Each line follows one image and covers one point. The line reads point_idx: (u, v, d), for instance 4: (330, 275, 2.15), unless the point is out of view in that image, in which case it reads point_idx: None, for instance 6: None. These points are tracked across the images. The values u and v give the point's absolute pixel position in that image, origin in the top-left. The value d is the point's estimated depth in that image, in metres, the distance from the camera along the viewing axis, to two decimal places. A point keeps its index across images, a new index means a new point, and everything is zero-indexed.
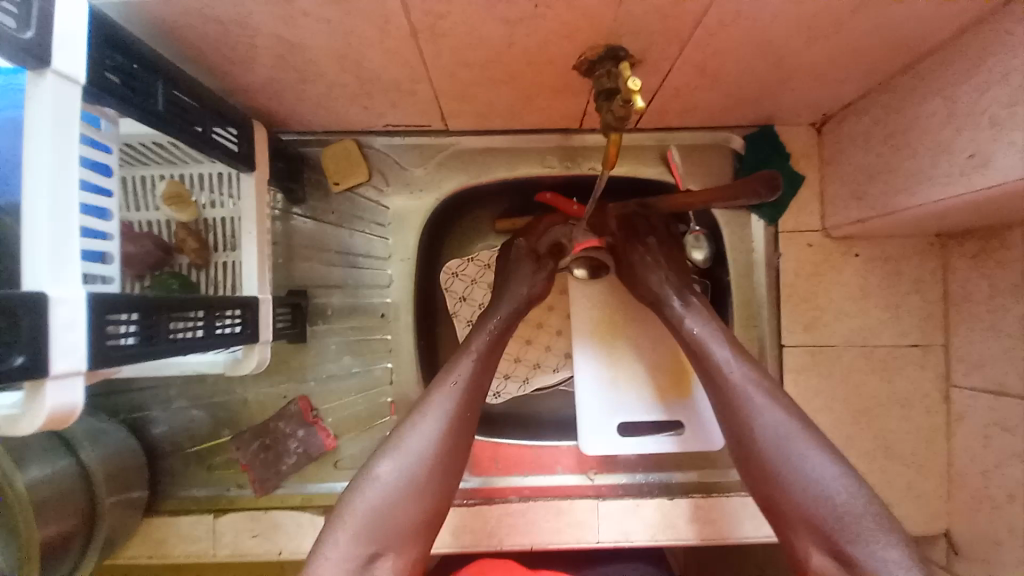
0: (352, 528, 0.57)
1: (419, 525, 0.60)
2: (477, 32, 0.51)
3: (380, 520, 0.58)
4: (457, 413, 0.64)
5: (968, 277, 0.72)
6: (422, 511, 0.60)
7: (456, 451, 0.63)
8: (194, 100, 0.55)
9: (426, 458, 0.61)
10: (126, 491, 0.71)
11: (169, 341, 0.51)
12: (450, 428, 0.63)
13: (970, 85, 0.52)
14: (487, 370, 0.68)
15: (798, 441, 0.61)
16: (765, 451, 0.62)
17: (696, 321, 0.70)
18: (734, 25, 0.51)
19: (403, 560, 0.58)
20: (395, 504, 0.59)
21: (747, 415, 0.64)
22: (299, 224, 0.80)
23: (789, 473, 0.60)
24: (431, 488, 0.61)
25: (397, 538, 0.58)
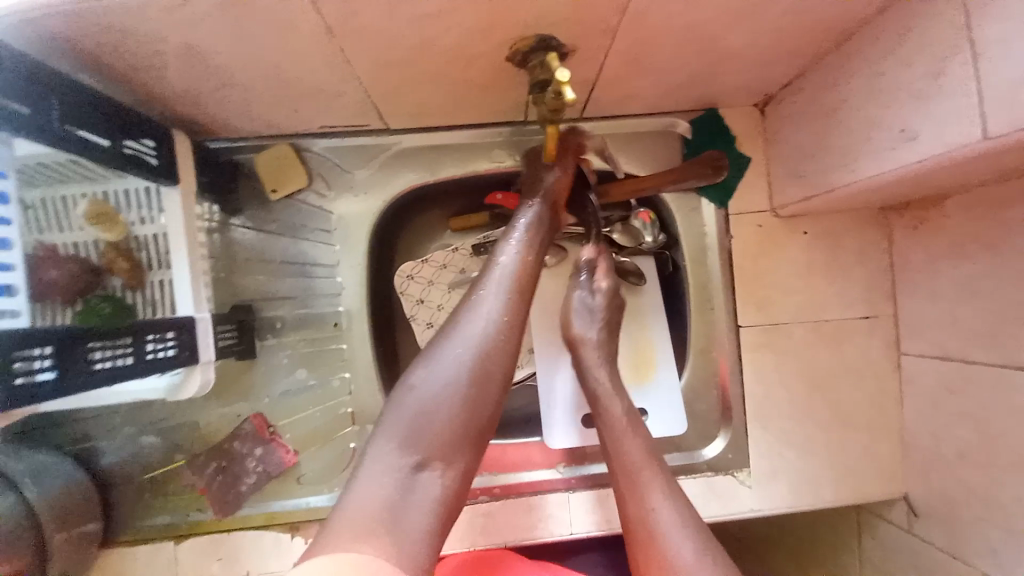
0: (392, 442, 0.52)
1: (466, 432, 0.55)
2: (398, 28, 0.49)
3: (426, 429, 0.53)
4: (506, 317, 0.58)
5: (911, 248, 0.73)
6: (470, 421, 0.55)
7: (506, 352, 0.57)
8: (101, 114, 0.52)
9: (472, 360, 0.56)
10: (80, 526, 0.68)
11: (92, 374, 0.48)
12: (500, 330, 0.57)
13: (896, 60, 0.52)
14: (529, 276, 0.62)
15: (692, 539, 0.57)
16: (654, 545, 0.57)
17: (610, 396, 0.68)
18: (660, 11, 0.50)
19: (450, 473, 0.53)
20: (441, 409, 0.54)
21: (645, 502, 0.60)
22: (240, 235, 0.76)
23: (671, 573, 0.55)
24: (479, 398, 0.55)
25: (444, 448, 0.53)
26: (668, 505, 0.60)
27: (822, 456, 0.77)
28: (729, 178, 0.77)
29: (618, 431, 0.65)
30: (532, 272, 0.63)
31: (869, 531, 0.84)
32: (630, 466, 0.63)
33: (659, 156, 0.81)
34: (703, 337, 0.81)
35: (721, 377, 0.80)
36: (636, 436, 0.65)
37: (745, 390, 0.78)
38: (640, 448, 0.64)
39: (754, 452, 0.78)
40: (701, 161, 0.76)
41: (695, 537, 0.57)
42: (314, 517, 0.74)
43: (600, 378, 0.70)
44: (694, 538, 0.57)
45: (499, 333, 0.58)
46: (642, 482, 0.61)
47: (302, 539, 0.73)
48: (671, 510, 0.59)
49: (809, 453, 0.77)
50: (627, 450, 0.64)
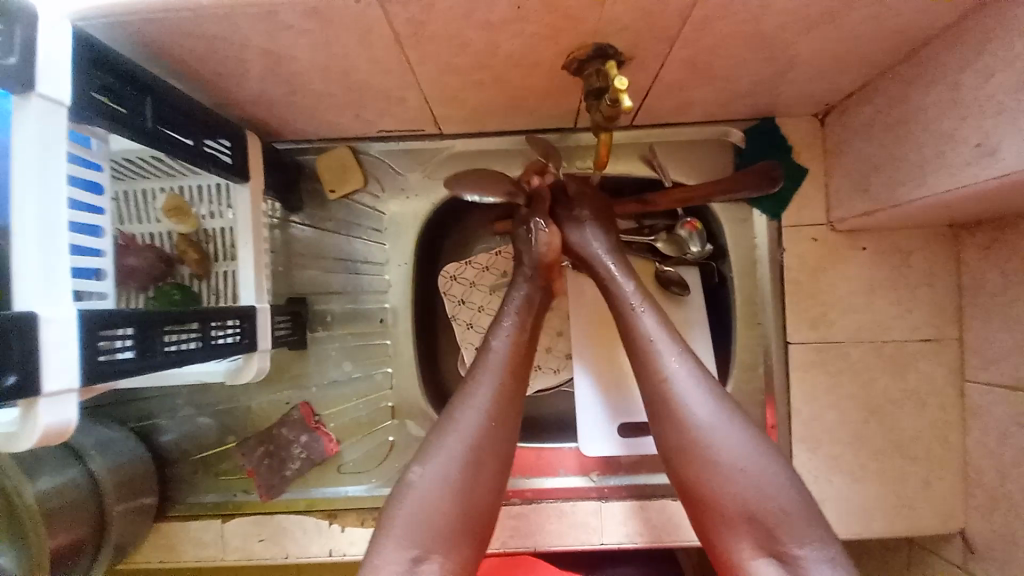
0: (396, 528, 0.55)
1: (459, 524, 0.56)
2: (462, 37, 0.51)
3: (423, 521, 0.56)
4: (497, 409, 0.61)
5: (983, 269, 0.69)
6: (467, 513, 0.57)
7: (495, 448, 0.60)
8: (186, 115, 0.56)
9: (461, 458, 0.59)
10: (138, 497, 0.72)
11: (165, 355, 0.51)
12: (493, 425, 0.61)
13: (974, 72, 0.50)
14: (520, 362, 0.64)
15: (741, 437, 0.57)
16: (700, 450, 0.57)
17: (644, 312, 0.64)
18: (723, 21, 0.49)
19: (451, 564, 0.55)
20: (437, 503, 0.56)
21: (680, 397, 0.60)
22: (298, 232, 0.81)
23: (713, 457, 0.57)
24: (469, 496, 0.57)
25: (442, 538, 0.55)
26: (705, 401, 0.59)
27: (873, 483, 0.74)
28: (783, 190, 0.75)
29: (650, 342, 0.63)
30: (524, 354, 0.65)
31: (919, 567, 0.79)
32: (660, 363, 0.61)
33: (712, 166, 0.80)
34: (751, 352, 0.79)
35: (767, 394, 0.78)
36: (665, 331, 0.63)
37: (792, 409, 0.75)
38: (674, 349, 0.62)
39: (799, 474, 0.75)
40: (755, 171, 0.74)
41: (746, 436, 0.58)
42: (353, 506, 0.77)
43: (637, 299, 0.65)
44: (747, 436, 0.58)
45: (491, 424, 0.61)
46: (676, 385, 0.60)
47: (338, 527, 0.76)
48: (713, 414, 0.59)
49: (859, 479, 0.74)
50: (663, 360, 0.62)
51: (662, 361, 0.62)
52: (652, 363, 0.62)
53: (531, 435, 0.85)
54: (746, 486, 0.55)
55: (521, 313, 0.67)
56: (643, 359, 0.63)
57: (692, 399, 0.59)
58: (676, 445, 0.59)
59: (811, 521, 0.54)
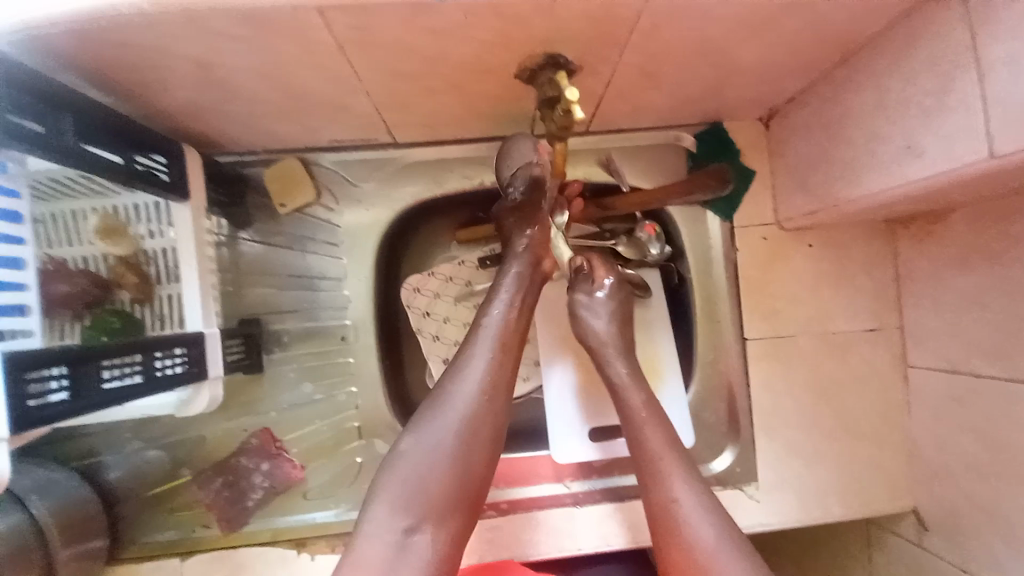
0: (389, 497, 0.54)
1: (455, 495, 0.56)
2: (410, 43, 0.49)
3: (418, 494, 0.54)
4: (492, 381, 0.60)
5: (917, 260, 0.73)
6: (463, 484, 0.56)
7: (493, 412, 0.60)
8: (115, 133, 0.52)
9: (456, 425, 0.58)
10: (88, 540, 0.67)
11: (103, 391, 0.47)
12: (489, 388, 0.60)
13: (900, 76, 0.53)
14: (515, 337, 0.64)
15: (711, 520, 0.59)
16: (675, 527, 0.59)
17: (630, 386, 0.68)
18: (667, 26, 0.50)
19: (441, 535, 0.54)
20: (430, 473, 0.55)
21: (667, 488, 0.61)
22: (247, 249, 0.77)
23: (696, 548, 0.57)
24: (462, 463, 0.57)
25: (437, 509, 0.55)
26: (691, 493, 0.61)
27: (830, 469, 0.77)
28: (734, 192, 0.78)
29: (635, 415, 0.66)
30: (519, 328, 0.65)
31: (877, 544, 0.83)
32: (651, 452, 0.64)
33: (666, 168, 0.81)
34: (711, 349, 0.81)
35: (729, 390, 0.80)
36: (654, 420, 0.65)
37: (753, 402, 0.78)
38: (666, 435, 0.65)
39: (763, 465, 0.77)
40: (705, 172, 0.77)
41: (727, 532, 0.58)
42: (321, 533, 0.73)
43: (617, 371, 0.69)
44: (716, 519, 0.59)
45: (485, 395, 0.60)
46: (660, 466, 0.63)
47: (308, 555, 0.73)
48: (687, 487, 0.61)
49: (818, 465, 0.77)
50: (648, 438, 0.64)
51: (645, 439, 0.65)
52: (648, 467, 0.63)
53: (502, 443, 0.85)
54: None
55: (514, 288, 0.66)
56: (647, 487, 0.63)
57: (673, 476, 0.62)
58: (657, 519, 0.60)
59: None
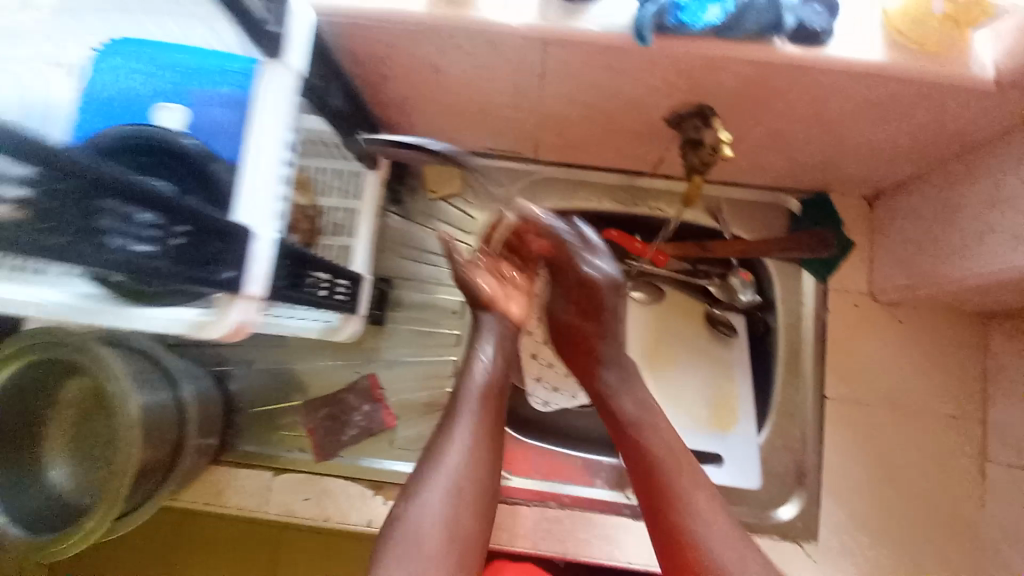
0: (400, 562, 0.56)
1: (458, 552, 0.58)
2: (599, 77, 0.62)
3: (422, 556, 0.56)
4: (476, 443, 0.63)
5: (1008, 356, 0.76)
6: (460, 546, 0.58)
7: (477, 474, 0.61)
8: (352, 102, 0.68)
9: (452, 488, 0.60)
10: (205, 435, 0.78)
11: (304, 293, 0.58)
12: (476, 443, 0.63)
13: (1013, 174, 0.60)
14: (496, 392, 0.67)
15: (722, 523, 0.59)
16: (694, 552, 0.58)
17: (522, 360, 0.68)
18: (810, 97, 0.61)
19: None
20: (449, 518, 0.58)
21: (676, 494, 0.61)
22: (392, 222, 0.90)
23: (701, 550, 0.58)
24: (457, 523, 0.59)
25: (439, 567, 0.56)
26: (704, 506, 0.60)
27: (892, 544, 0.77)
28: (834, 256, 0.84)
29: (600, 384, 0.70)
30: (496, 389, 0.67)
31: None
32: (632, 450, 0.65)
33: (769, 226, 0.89)
34: (789, 401, 0.83)
35: (799, 443, 0.83)
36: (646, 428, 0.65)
37: (822, 459, 0.80)
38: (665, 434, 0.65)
39: (824, 523, 0.79)
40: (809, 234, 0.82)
41: (726, 528, 0.59)
42: (397, 481, 0.81)
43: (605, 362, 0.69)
44: (731, 532, 0.59)
45: (472, 456, 0.62)
46: (680, 495, 0.61)
47: (382, 499, 0.81)
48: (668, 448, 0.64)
49: (880, 538, 0.78)
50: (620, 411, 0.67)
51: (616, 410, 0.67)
52: (630, 461, 0.65)
53: (570, 445, 0.90)
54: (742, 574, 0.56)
55: (495, 339, 0.71)
56: (648, 485, 0.63)
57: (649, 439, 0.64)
58: (667, 545, 0.59)
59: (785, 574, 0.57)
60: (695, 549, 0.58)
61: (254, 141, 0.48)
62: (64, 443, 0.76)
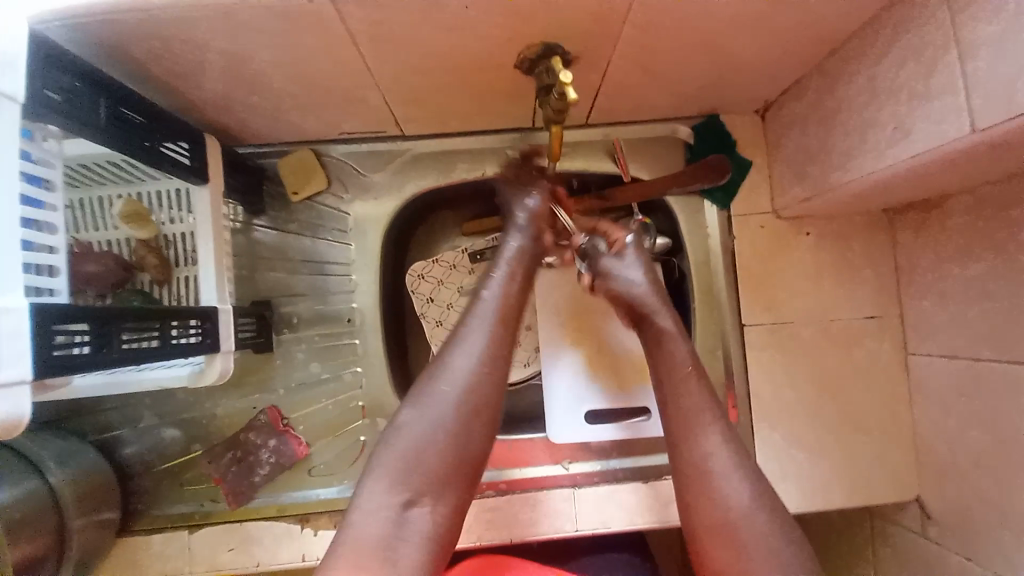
0: (381, 479, 0.54)
1: (455, 467, 0.56)
2: (418, 35, 0.52)
3: (413, 469, 0.55)
4: (488, 354, 0.60)
5: (915, 248, 0.74)
6: (461, 454, 0.57)
7: (491, 382, 0.59)
8: (146, 117, 0.56)
9: (454, 399, 0.58)
10: (97, 512, 0.70)
11: (121, 351, 0.50)
12: (487, 355, 0.60)
13: (888, 63, 0.55)
14: (514, 309, 0.63)
15: (750, 489, 0.58)
16: (701, 470, 0.59)
17: (676, 339, 0.66)
18: (659, 17, 0.53)
19: (442, 507, 0.55)
20: (428, 449, 0.56)
21: (698, 442, 0.61)
22: (261, 236, 0.81)
23: (730, 520, 0.57)
24: (457, 440, 0.57)
25: (433, 483, 0.55)
26: (722, 443, 0.60)
27: (829, 457, 0.77)
28: (731, 182, 0.79)
29: (681, 368, 0.64)
30: (517, 309, 0.63)
31: (883, 538, 0.82)
32: (694, 427, 0.61)
33: (666, 160, 0.84)
34: (710, 337, 0.82)
35: (728, 377, 0.81)
36: (718, 438, 0.61)
37: (753, 390, 0.78)
38: (702, 397, 0.63)
39: (762, 452, 0.78)
40: (707, 165, 0.78)
41: (755, 492, 0.58)
42: (324, 508, 0.76)
43: (696, 390, 0.63)
44: (755, 493, 0.58)
45: (483, 369, 0.59)
46: (699, 435, 0.61)
47: (312, 530, 0.75)
48: (726, 456, 0.60)
49: (819, 453, 0.77)
50: (704, 434, 0.61)
51: (689, 402, 0.63)
52: (683, 428, 0.62)
53: (503, 428, 0.86)
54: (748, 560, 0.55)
55: (513, 263, 0.65)
56: (670, 436, 0.63)
57: (710, 434, 0.61)
58: (678, 456, 0.61)
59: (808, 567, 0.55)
60: (699, 488, 0.59)
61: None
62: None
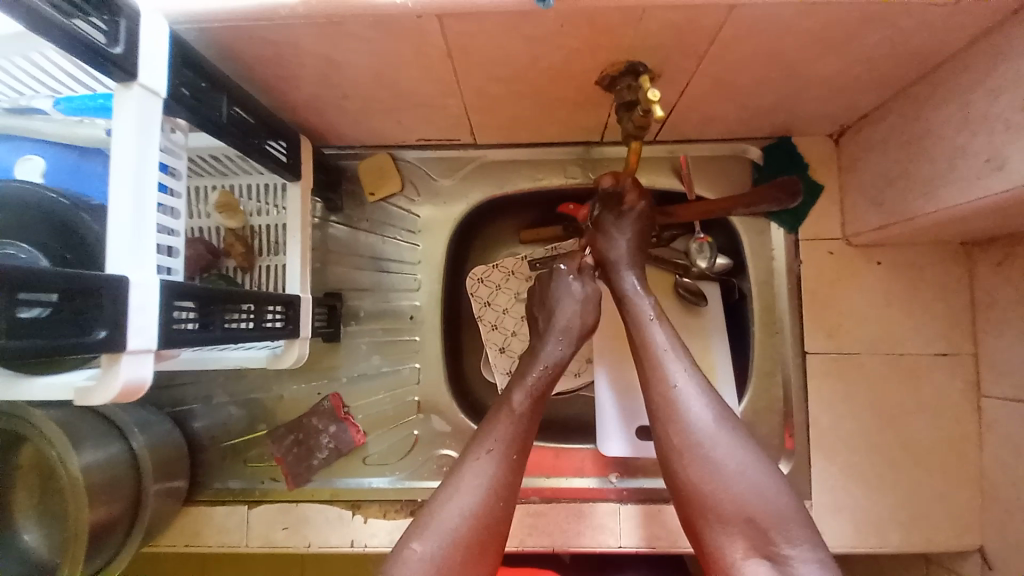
0: (448, 499, 0.60)
1: (506, 496, 0.61)
2: (510, 49, 0.55)
3: (475, 491, 0.60)
4: (535, 398, 0.68)
5: (995, 284, 0.71)
6: (511, 486, 0.62)
7: (533, 423, 0.67)
8: (254, 116, 0.61)
9: (511, 433, 0.64)
10: (169, 480, 0.75)
11: (223, 330, 0.54)
12: (535, 398, 0.68)
13: (983, 91, 0.54)
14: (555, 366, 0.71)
15: (726, 428, 0.59)
16: (675, 412, 0.60)
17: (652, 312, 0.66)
18: (747, 39, 0.54)
19: (491, 540, 0.59)
20: (490, 478, 0.61)
21: (670, 386, 0.61)
22: (336, 231, 0.86)
23: (712, 457, 0.57)
24: (514, 475, 0.63)
25: (489, 512, 0.60)
26: (691, 383, 0.61)
27: (888, 495, 0.75)
28: (801, 205, 0.79)
29: (659, 351, 0.63)
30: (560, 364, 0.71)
31: None
32: (664, 375, 0.62)
33: (732, 180, 0.84)
34: (768, 362, 0.81)
35: (785, 403, 0.79)
36: (688, 378, 0.62)
37: (810, 418, 0.77)
38: (670, 342, 0.64)
39: (816, 483, 0.76)
40: (774, 186, 0.78)
41: (730, 431, 0.59)
42: (375, 498, 0.78)
43: (665, 343, 0.64)
44: (732, 433, 0.59)
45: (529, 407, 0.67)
46: (671, 379, 0.62)
47: (361, 518, 0.78)
48: (712, 420, 0.59)
49: (877, 490, 0.75)
50: (674, 379, 0.61)
51: (668, 377, 0.62)
52: (655, 380, 0.62)
53: (550, 435, 0.87)
54: (732, 497, 0.55)
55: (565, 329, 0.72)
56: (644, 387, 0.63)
57: (693, 404, 0.60)
58: (654, 405, 0.61)
59: (806, 530, 0.55)
60: (679, 434, 0.59)
61: (115, 187, 0.44)
62: (39, 498, 0.65)
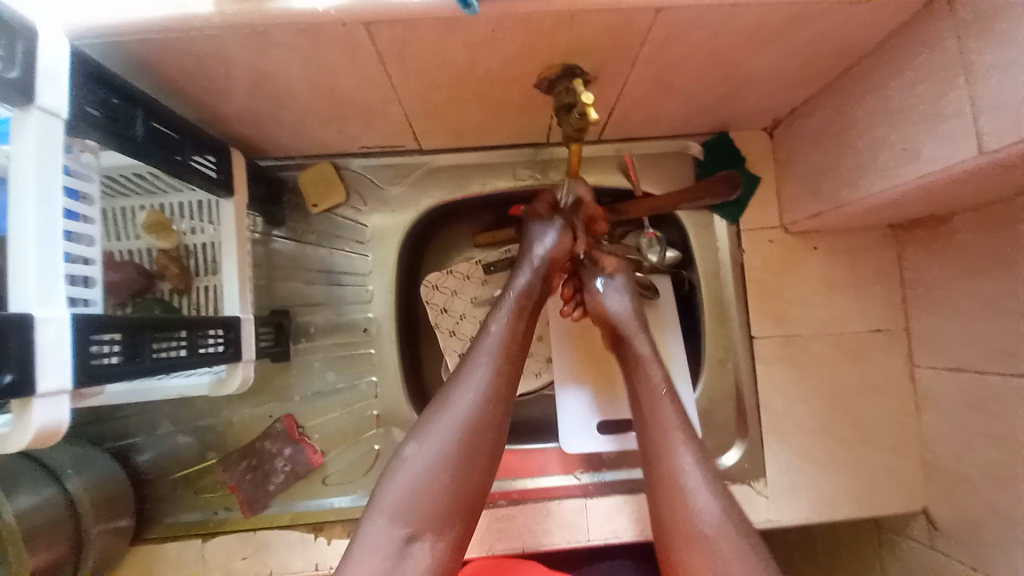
0: (417, 458, 0.58)
1: (482, 440, 0.60)
2: (446, 54, 0.54)
3: (442, 444, 0.59)
4: (509, 334, 0.66)
5: (922, 263, 0.75)
6: (485, 429, 0.60)
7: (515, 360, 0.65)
8: (176, 131, 0.58)
9: (490, 369, 0.63)
10: (114, 519, 0.70)
11: (151, 360, 0.51)
12: (514, 333, 0.66)
13: (900, 84, 0.57)
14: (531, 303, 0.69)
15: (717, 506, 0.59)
16: (675, 490, 0.61)
17: (657, 384, 0.68)
18: (680, 40, 0.55)
19: (455, 499, 0.57)
20: (467, 413, 0.60)
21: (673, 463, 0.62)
22: (280, 246, 0.83)
23: (700, 534, 0.58)
24: (492, 415, 0.61)
25: (456, 459, 0.58)
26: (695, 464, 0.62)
27: (838, 468, 0.78)
28: (741, 197, 0.82)
29: (665, 427, 0.65)
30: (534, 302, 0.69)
31: (890, 549, 0.83)
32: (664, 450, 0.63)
33: (676, 176, 0.86)
34: (719, 350, 0.83)
35: (738, 389, 0.82)
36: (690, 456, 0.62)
37: (763, 401, 0.80)
38: (676, 415, 0.66)
39: (771, 463, 0.79)
40: (717, 179, 0.81)
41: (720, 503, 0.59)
42: (337, 517, 0.76)
43: (671, 420, 0.65)
44: (717, 498, 0.60)
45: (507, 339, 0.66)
46: (677, 457, 0.63)
47: (326, 539, 0.75)
48: (709, 501, 0.60)
49: (827, 464, 0.78)
50: (678, 457, 0.62)
51: (674, 455, 0.63)
52: (656, 455, 0.63)
53: (515, 437, 0.87)
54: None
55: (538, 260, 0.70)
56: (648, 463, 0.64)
57: (693, 487, 0.60)
58: (659, 481, 0.62)
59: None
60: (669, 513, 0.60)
61: (13, 217, 0.41)
62: None
